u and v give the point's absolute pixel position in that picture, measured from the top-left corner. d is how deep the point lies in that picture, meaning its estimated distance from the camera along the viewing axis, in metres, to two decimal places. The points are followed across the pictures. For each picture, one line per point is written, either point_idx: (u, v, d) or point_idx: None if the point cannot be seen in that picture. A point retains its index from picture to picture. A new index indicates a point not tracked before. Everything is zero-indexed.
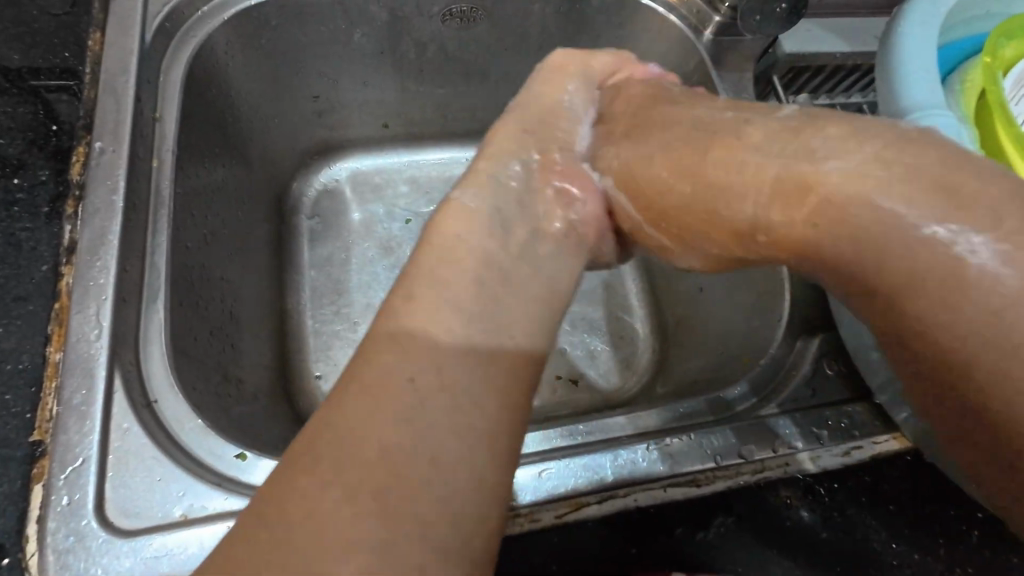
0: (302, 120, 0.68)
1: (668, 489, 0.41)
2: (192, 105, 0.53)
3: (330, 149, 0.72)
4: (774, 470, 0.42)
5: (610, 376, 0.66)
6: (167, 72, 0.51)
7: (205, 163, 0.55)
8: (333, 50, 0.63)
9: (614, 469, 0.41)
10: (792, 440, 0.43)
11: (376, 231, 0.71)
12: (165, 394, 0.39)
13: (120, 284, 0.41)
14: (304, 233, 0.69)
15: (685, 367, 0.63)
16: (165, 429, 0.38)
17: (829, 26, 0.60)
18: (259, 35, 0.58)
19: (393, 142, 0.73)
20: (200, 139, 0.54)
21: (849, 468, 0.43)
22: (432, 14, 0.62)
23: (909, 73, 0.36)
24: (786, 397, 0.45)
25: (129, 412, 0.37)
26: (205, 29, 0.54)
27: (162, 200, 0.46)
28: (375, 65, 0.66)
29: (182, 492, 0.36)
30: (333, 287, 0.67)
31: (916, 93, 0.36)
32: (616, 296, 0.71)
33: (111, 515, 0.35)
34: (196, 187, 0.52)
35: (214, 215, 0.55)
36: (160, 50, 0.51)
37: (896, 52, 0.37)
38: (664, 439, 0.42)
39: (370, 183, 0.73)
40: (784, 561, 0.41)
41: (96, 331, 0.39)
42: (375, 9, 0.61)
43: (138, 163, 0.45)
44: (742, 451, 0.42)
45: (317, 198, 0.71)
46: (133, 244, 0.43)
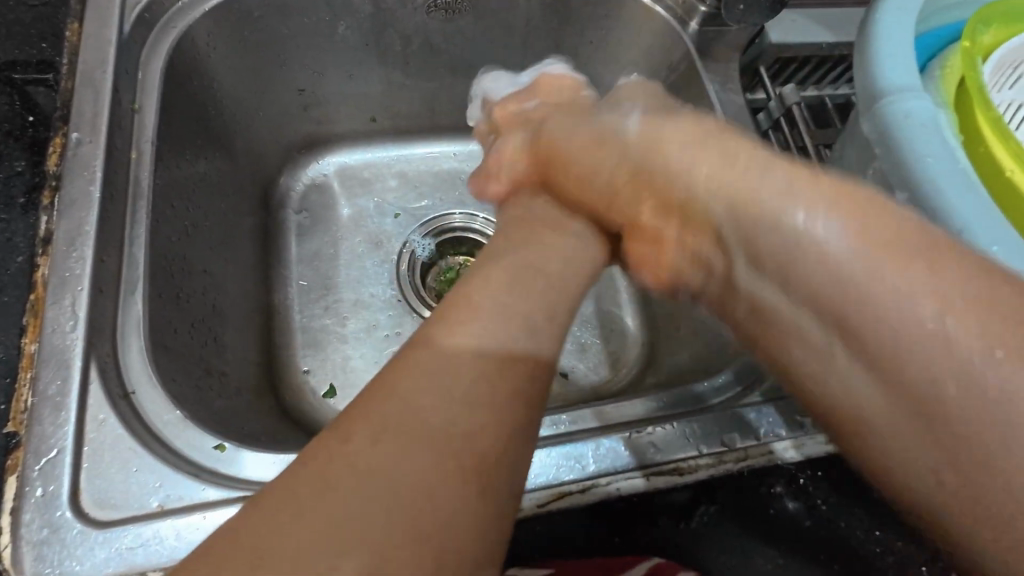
0: (288, 114, 0.67)
1: (650, 478, 0.40)
2: (173, 97, 0.52)
3: (318, 143, 0.71)
4: (757, 458, 0.42)
5: (599, 369, 0.66)
6: (147, 63, 0.50)
7: (187, 155, 0.54)
8: (317, 42, 0.63)
9: (596, 458, 0.40)
10: (776, 429, 0.43)
11: (364, 225, 0.70)
12: (143, 384, 0.39)
13: (96, 275, 0.40)
14: (291, 228, 0.69)
15: (674, 359, 0.63)
16: (142, 420, 0.38)
17: (814, 16, 0.59)
18: (241, 27, 0.58)
19: (381, 136, 0.73)
20: (181, 131, 0.53)
21: (832, 457, 0.43)
22: (416, 6, 0.62)
23: (887, 58, 0.36)
24: (770, 386, 0.46)
25: (105, 403, 0.37)
26: (186, 20, 0.53)
27: (141, 192, 0.45)
28: (360, 57, 0.65)
29: (159, 483, 0.36)
30: (321, 282, 0.66)
31: (893, 77, 0.36)
32: (606, 290, 0.71)
33: (86, 506, 0.34)
34: (177, 179, 0.52)
35: (196, 207, 0.55)
36: (140, 40, 0.50)
37: (874, 38, 0.37)
38: (647, 428, 0.42)
39: (358, 177, 0.72)
40: (767, 550, 0.41)
41: (71, 322, 0.38)
42: (358, 0, 0.60)
43: (117, 154, 0.45)
44: (724, 439, 0.42)
45: (304, 193, 0.71)
46: (110, 235, 0.42)
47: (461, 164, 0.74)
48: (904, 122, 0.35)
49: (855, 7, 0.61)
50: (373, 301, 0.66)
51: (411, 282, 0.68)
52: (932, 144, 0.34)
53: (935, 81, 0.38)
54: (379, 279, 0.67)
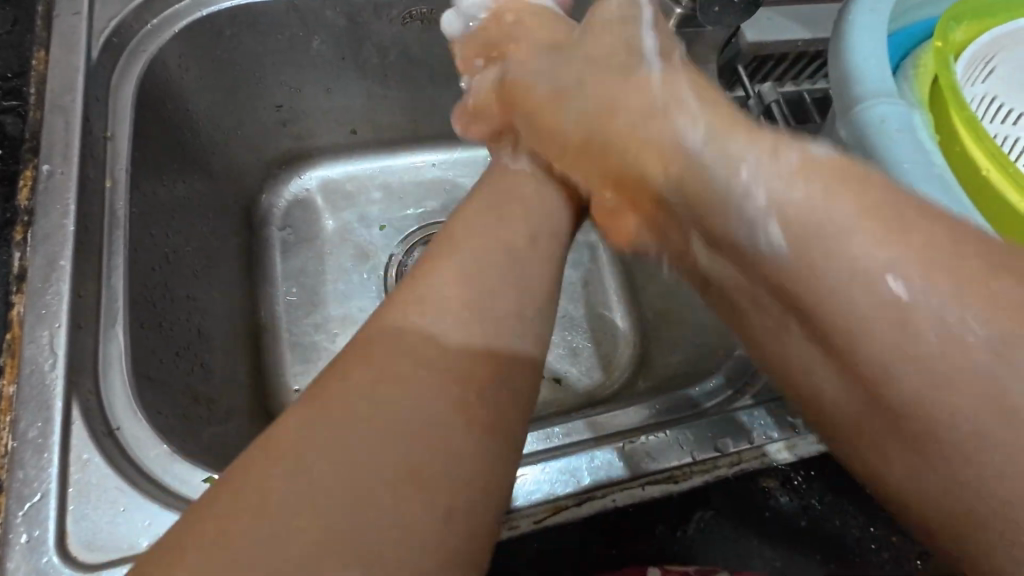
0: (265, 131, 0.66)
1: (645, 487, 0.40)
2: (146, 121, 0.51)
3: (299, 159, 0.70)
4: (750, 461, 0.42)
5: (591, 373, 0.66)
6: (117, 88, 0.49)
7: (164, 178, 0.53)
8: (293, 58, 0.62)
9: (592, 472, 0.40)
10: (768, 432, 0.43)
11: (350, 239, 0.70)
12: (128, 419, 0.38)
13: (75, 310, 0.39)
14: (276, 244, 0.68)
15: (668, 360, 0.63)
16: (128, 457, 0.37)
17: (789, 13, 0.60)
18: (214, 46, 0.57)
19: (363, 148, 0.72)
20: (157, 155, 0.52)
21: (826, 456, 0.43)
22: (391, 17, 0.61)
23: (862, 59, 0.37)
24: (761, 388, 0.46)
25: (89, 442, 0.36)
26: (156, 43, 0.52)
27: (118, 221, 0.44)
28: (336, 70, 0.64)
29: (149, 521, 0.35)
30: (308, 299, 0.66)
31: (867, 80, 0.36)
32: (597, 293, 0.70)
33: (74, 550, 0.34)
34: (155, 204, 0.51)
35: (176, 232, 0.54)
36: (108, 66, 0.49)
37: (848, 42, 0.37)
38: (639, 438, 0.42)
39: (341, 191, 0.72)
40: (765, 551, 0.41)
41: (51, 360, 0.37)
42: (332, 14, 0.60)
43: (90, 183, 0.44)
44: (718, 445, 0.42)
45: (288, 209, 0.70)
46: (87, 268, 0.41)
47: (442, 171, 0.74)
48: (879, 126, 0.35)
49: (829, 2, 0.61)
50: (361, 316, 0.66)
51: None
52: (906, 146, 0.34)
53: (912, 78, 0.39)
54: (366, 293, 0.67)
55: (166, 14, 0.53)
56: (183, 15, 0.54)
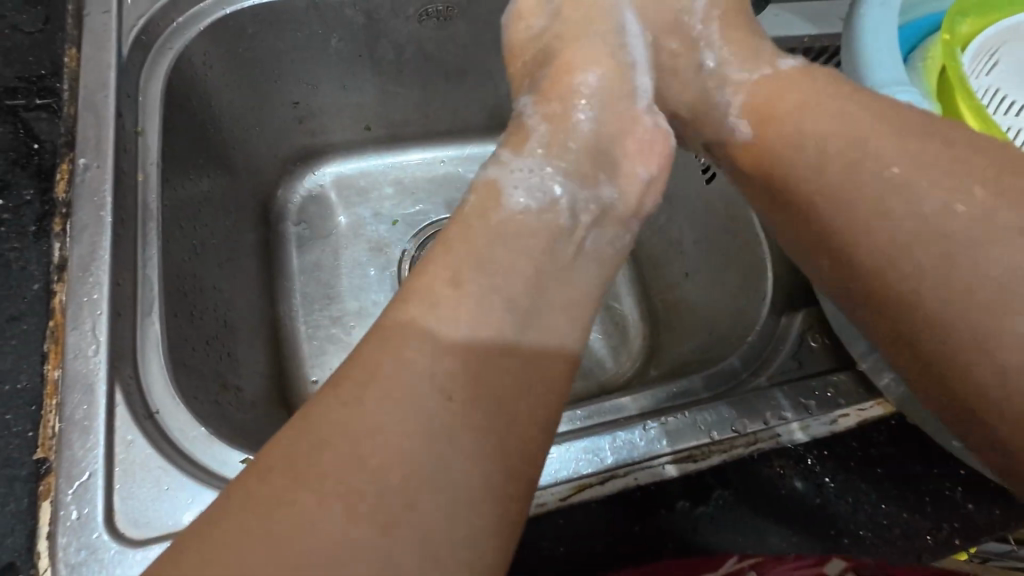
0: (283, 128, 0.68)
1: (666, 466, 0.42)
2: (173, 117, 0.52)
3: (313, 154, 0.72)
4: (765, 441, 0.44)
5: (604, 363, 0.68)
6: (146, 86, 0.50)
7: (190, 173, 0.55)
8: (311, 55, 0.63)
9: (613, 451, 0.42)
10: (782, 412, 0.44)
11: (364, 233, 0.71)
12: (167, 403, 0.40)
13: (114, 299, 0.41)
14: (292, 239, 0.69)
15: (678, 350, 0.64)
16: (168, 438, 0.39)
17: (794, 10, 0.61)
18: (236, 44, 0.58)
19: (376, 144, 0.74)
20: (183, 151, 0.54)
21: (837, 436, 0.45)
22: (408, 15, 0.63)
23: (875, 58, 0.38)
24: (773, 371, 0.47)
25: (132, 424, 0.38)
26: (182, 40, 0.53)
27: (150, 214, 0.46)
28: (353, 67, 0.66)
29: (191, 499, 0.36)
30: (324, 292, 0.67)
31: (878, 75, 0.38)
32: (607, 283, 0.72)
33: (121, 526, 0.35)
34: (182, 199, 0.52)
35: (202, 226, 0.55)
36: (137, 63, 0.50)
37: (858, 41, 0.39)
38: (659, 419, 0.44)
39: (355, 187, 0.73)
40: (781, 529, 0.43)
41: (94, 346, 0.39)
42: (352, 12, 0.61)
43: (124, 177, 0.45)
44: (735, 425, 0.44)
45: (303, 204, 0.71)
46: (124, 259, 0.43)
47: (453, 167, 0.75)
48: (890, 116, 0.36)
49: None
50: (376, 308, 0.67)
51: None
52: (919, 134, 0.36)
53: (921, 70, 0.40)
54: (381, 285, 0.68)
55: (192, 12, 0.54)
56: (208, 14, 0.55)
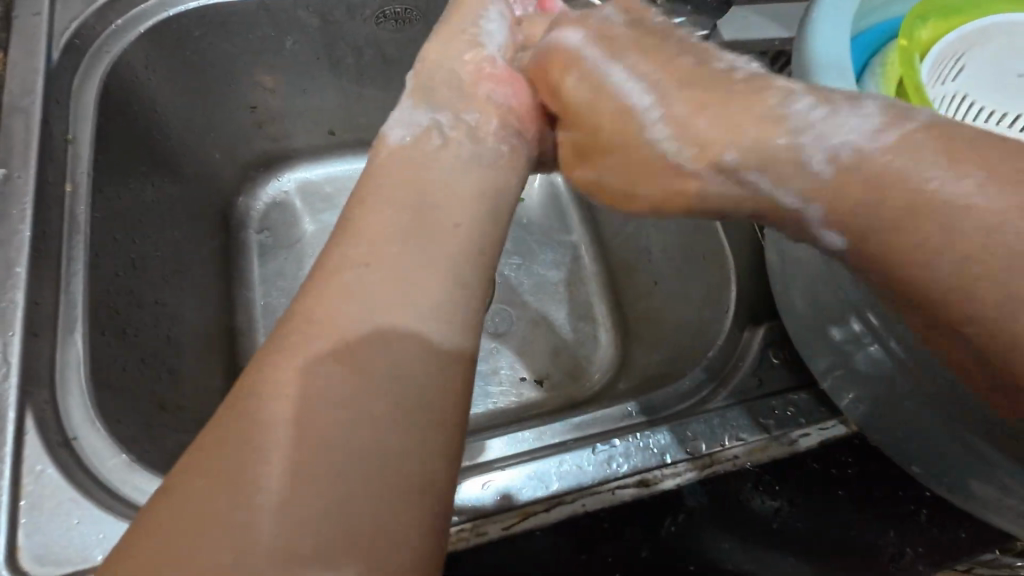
0: (241, 133, 0.66)
1: (616, 491, 0.40)
2: (110, 124, 0.50)
3: (275, 160, 0.70)
4: (721, 464, 0.42)
5: (575, 374, 0.67)
6: (80, 92, 0.48)
7: (131, 182, 0.52)
8: (265, 58, 0.61)
9: (560, 477, 0.40)
10: (739, 434, 0.43)
11: (329, 240, 0.69)
12: (86, 429, 0.38)
13: (30, 318, 0.39)
14: (253, 247, 0.67)
15: (647, 359, 0.63)
16: (85, 467, 0.37)
17: (764, 11, 0.59)
18: (181, 47, 0.56)
19: (343, 149, 0.72)
20: (122, 159, 0.51)
21: (798, 457, 0.43)
22: (364, 17, 0.60)
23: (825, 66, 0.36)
24: (733, 389, 0.45)
25: (43, 453, 0.36)
26: (121, 44, 0.51)
27: (78, 226, 0.43)
28: (311, 71, 0.64)
29: (103, 534, 0.34)
30: (286, 302, 0.65)
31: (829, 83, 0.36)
32: (579, 291, 0.72)
33: (25, 564, 0.33)
34: (120, 208, 0.50)
35: (145, 236, 0.53)
36: (69, 68, 0.48)
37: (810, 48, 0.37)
38: (609, 441, 0.42)
39: (321, 193, 0.71)
40: (737, 555, 0.41)
41: (4, 370, 0.37)
42: (304, 13, 0.59)
43: (49, 188, 0.43)
44: (689, 447, 0.42)
45: (267, 211, 0.69)
46: (45, 275, 0.41)
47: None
48: None
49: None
50: None
51: None
52: None
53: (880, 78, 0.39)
54: None
55: (132, 14, 0.52)
56: (149, 16, 0.53)
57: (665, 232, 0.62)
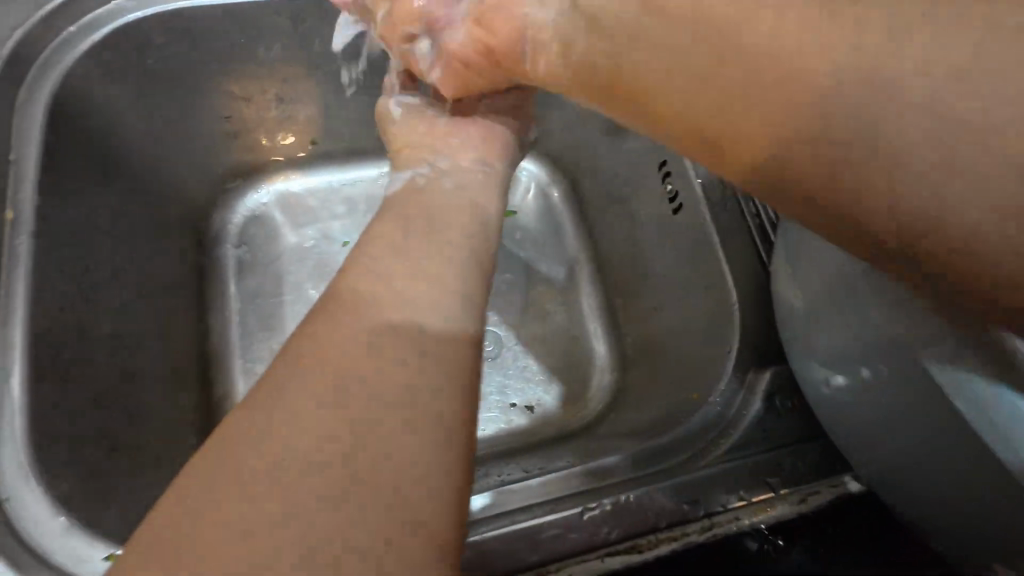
0: (214, 144, 0.61)
1: (605, 559, 0.36)
2: (61, 142, 0.46)
3: (253, 172, 0.65)
4: (722, 526, 0.38)
5: (566, 401, 0.61)
6: (24, 108, 0.44)
7: (87, 203, 0.49)
8: (236, 66, 0.57)
9: (545, 543, 0.37)
10: (741, 492, 0.39)
11: (311, 257, 0.65)
12: (20, 488, 0.34)
13: None
14: (230, 266, 0.63)
15: (643, 388, 0.58)
16: (16, 533, 0.33)
17: None
18: (143, 56, 0.52)
19: (324, 160, 0.67)
20: (76, 179, 0.48)
21: (806, 518, 0.39)
22: (342, 23, 0.56)
23: None
24: (736, 440, 0.42)
25: None
26: (72, 53, 0.47)
27: (20, 259, 0.40)
28: (286, 80, 0.60)
29: None
30: (265, 324, 0.61)
31: None
32: (573, 307, 0.65)
33: None
34: (73, 234, 0.46)
35: (102, 260, 0.49)
36: (15, 81, 0.44)
37: None
38: (599, 501, 0.38)
39: (303, 207, 0.67)
40: None
41: None
42: (276, 19, 0.54)
43: None
44: (686, 508, 0.38)
45: (245, 227, 0.65)
46: None
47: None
48: None
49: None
50: None
51: None
52: None
53: None
54: None
55: (85, 20, 0.48)
56: (104, 23, 0.49)
57: (668, 254, 0.57)
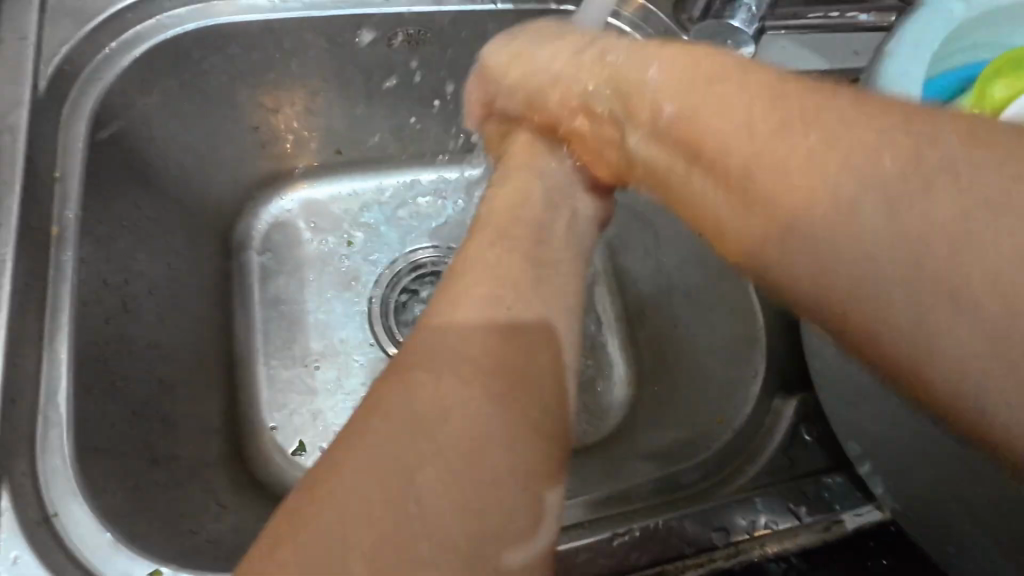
0: (243, 153, 0.61)
1: None
2: (100, 157, 0.47)
3: (281, 179, 0.64)
4: (749, 552, 0.39)
5: (578, 423, 0.55)
6: (69, 126, 0.45)
7: (123, 215, 0.49)
8: (269, 79, 0.57)
9: (577, 566, 0.38)
10: (769, 520, 0.40)
11: (334, 264, 0.63)
12: (68, 503, 0.35)
13: (10, 384, 0.36)
14: (253, 272, 0.61)
15: (665, 409, 0.54)
16: (65, 547, 0.34)
17: (805, 40, 0.51)
18: (179, 69, 0.52)
19: (347, 168, 0.67)
20: (113, 192, 0.48)
21: (830, 546, 0.40)
22: (376, 39, 0.57)
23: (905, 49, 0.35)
24: (763, 468, 0.43)
25: (20, 536, 0.33)
26: (114, 70, 0.48)
27: (64, 275, 0.41)
28: (317, 92, 0.60)
29: None
30: (288, 331, 0.60)
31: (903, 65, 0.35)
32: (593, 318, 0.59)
33: None
34: (111, 248, 0.47)
35: (137, 272, 0.50)
36: (59, 97, 0.45)
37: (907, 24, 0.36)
38: (630, 526, 0.39)
39: (326, 213, 0.65)
40: None
41: None
42: (312, 35, 0.55)
43: (32, 235, 0.40)
44: (714, 535, 0.39)
45: (268, 232, 0.64)
46: (27, 331, 0.38)
47: (415, 191, 0.67)
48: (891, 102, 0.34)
49: (872, 29, 0.51)
50: (346, 348, 0.60)
51: (385, 327, 0.62)
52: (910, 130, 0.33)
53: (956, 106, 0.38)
54: (350, 319, 0.61)
55: (126, 37, 0.49)
56: (145, 38, 0.49)
57: (694, 271, 0.55)
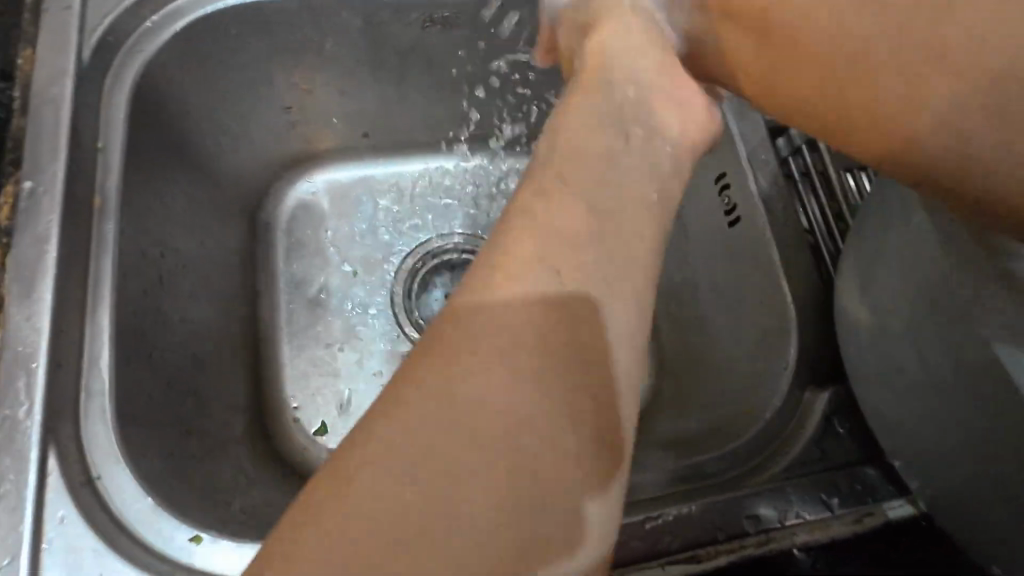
0: (273, 133, 0.61)
1: (666, 567, 0.37)
2: (139, 130, 0.47)
3: (309, 160, 0.64)
4: (780, 542, 0.39)
5: None
6: (111, 95, 0.45)
7: (159, 189, 0.50)
8: (304, 59, 0.57)
9: (608, 548, 0.38)
10: (801, 511, 0.40)
11: (358, 247, 0.63)
12: (110, 468, 0.36)
13: (54, 348, 0.37)
14: (279, 253, 0.61)
15: (687, 401, 0.54)
16: (108, 510, 0.35)
17: None
18: (216, 45, 0.52)
19: (371, 152, 0.66)
20: (151, 164, 0.49)
21: (861, 538, 0.40)
22: (410, 20, 0.56)
23: None
24: (793, 459, 0.43)
25: (65, 497, 0.34)
26: (155, 43, 0.48)
27: (106, 244, 0.41)
28: (350, 73, 0.60)
29: None
30: (311, 312, 0.60)
31: None
32: None
33: None
34: (148, 220, 0.48)
35: (171, 245, 0.50)
36: (101, 69, 0.45)
37: None
38: (662, 511, 0.40)
39: (351, 196, 0.65)
40: None
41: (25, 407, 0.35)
42: (349, 14, 0.55)
43: (78, 202, 0.41)
44: (745, 523, 0.39)
45: (294, 214, 0.63)
46: (71, 297, 0.38)
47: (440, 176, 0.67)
48: None
49: None
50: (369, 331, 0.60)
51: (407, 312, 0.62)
52: None
53: None
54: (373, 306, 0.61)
55: (168, 10, 0.49)
56: (187, 12, 0.49)
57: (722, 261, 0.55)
